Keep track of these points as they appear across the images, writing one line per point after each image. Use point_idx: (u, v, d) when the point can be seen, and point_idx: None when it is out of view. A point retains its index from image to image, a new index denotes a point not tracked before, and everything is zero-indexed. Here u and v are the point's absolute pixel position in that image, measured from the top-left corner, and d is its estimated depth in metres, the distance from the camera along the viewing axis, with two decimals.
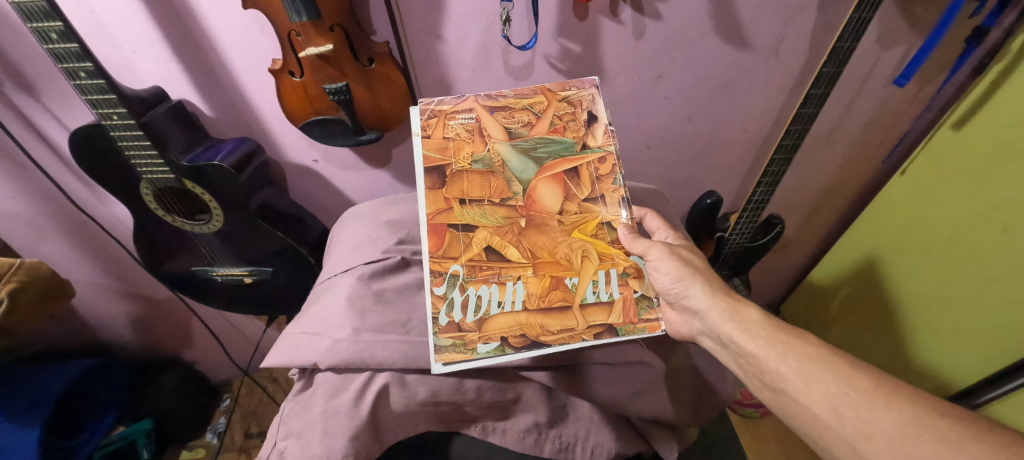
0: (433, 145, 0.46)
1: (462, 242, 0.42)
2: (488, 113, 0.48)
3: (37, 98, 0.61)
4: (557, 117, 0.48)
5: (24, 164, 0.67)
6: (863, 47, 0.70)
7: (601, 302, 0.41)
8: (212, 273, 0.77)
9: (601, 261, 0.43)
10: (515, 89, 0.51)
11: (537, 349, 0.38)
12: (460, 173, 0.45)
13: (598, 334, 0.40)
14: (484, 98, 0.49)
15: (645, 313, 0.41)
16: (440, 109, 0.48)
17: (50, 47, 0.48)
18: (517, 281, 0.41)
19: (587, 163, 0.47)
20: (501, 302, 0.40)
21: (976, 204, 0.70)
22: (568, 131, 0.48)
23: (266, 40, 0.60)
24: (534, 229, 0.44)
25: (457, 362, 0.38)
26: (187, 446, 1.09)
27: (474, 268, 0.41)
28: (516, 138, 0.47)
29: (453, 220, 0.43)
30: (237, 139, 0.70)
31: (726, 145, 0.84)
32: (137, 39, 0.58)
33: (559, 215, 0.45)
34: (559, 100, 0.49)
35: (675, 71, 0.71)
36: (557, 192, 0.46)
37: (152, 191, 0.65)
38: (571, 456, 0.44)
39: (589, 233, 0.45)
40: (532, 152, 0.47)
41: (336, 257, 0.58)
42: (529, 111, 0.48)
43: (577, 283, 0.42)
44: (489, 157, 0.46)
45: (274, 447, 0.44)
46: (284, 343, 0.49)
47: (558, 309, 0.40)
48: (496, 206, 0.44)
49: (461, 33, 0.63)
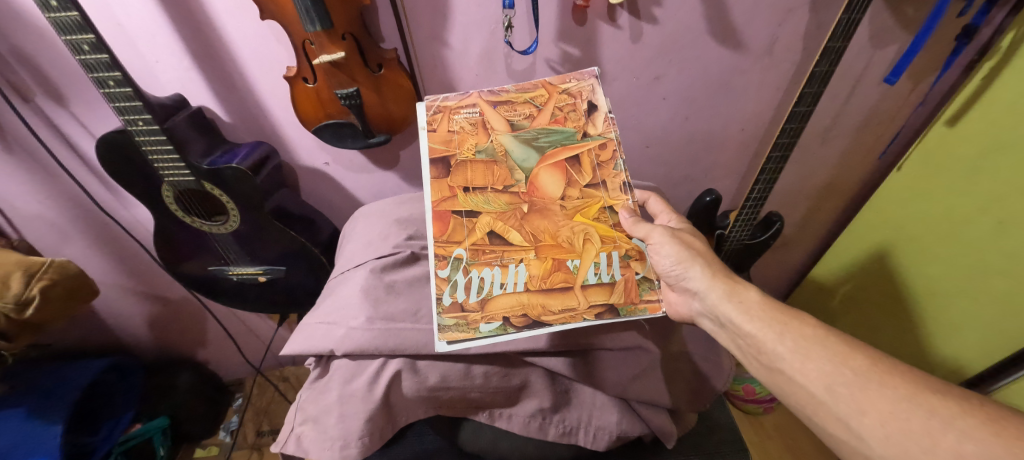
0: (438, 138, 0.49)
1: (466, 227, 0.45)
2: (491, 108, 0.52)
3: (65, 105, 0.64)
4: (558, 108, 0.51)
5: (52, 168, 0.71)
6: (855, 47, 0.72)
7: (602, 283, 0.43)
8: (228, 273, 0.80)
9: (603, 244, 0.46)
10: (517, 85, 0.54)
11: (537, 327, 0.40)
12: (464, 163, 0.48)
13: (599, 314, 0.41)
14: (487, 93, 0.53)
15: (647, 294, 0.43)
16: (445, 105, 0.51)
17: (82, 57, 0.52)
18: (520, 264, 0.44)
19: (587, 150, 0.49)
20: (503, 284, 0.43)
21: (973, 197, 0.71)
22: (569, 121, 0.50)
23: (281, 48, 0.63)
24: (536, 214, 0.47)
25: (461, 340, 0.39)
26: (201, 445, 1.11)
27: (478, 251, 0.44)
28: (519, 130, 0.50)
29: (457, 207, 0.46)
30: (252, 144, 0.73)
31: (725, 144, 0.86)
32: (161, 50, 0.61)
33: (561, 200, 0.48)
34: (559, 92, 0.52)
35: (672, 72, 0.73)
36: (559, 178, 0.48)
37: (173, 193, 0.68)
38: (574, 439, 0.47)
39: (590, 217, 0.47)
40: (534, 142, 0.50)
41: (348, 253, 0.61)
42: (530, 104, 0.51)
43: (578, 264, 0.44)
44: (492, 148, 0.49)
45: (293, 432, 0.47)
46: (302, 332, 0.51)
47: (560, 289, 0.43)
48: (498, 193, 0.47)
49: (466, 39, 0.66)
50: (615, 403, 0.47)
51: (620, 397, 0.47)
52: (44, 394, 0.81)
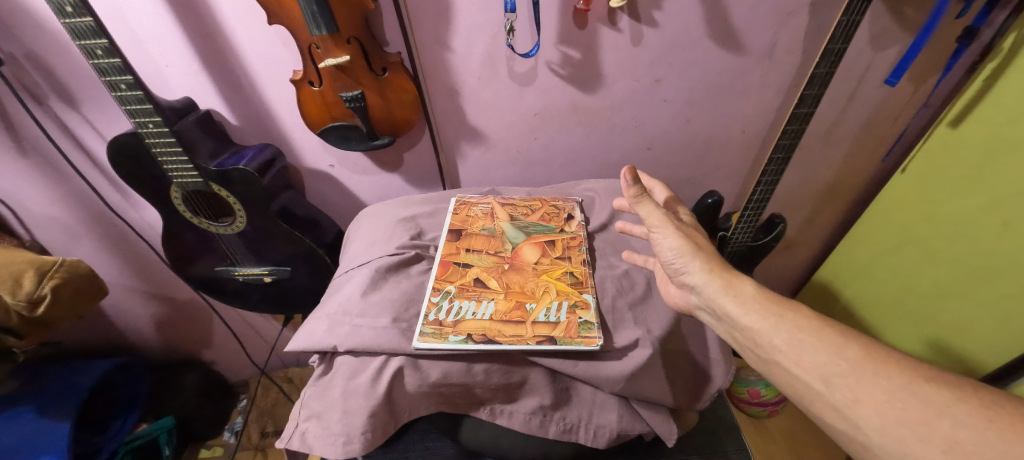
0: (458, 218, 0.62)
1: (459, 272, 0.53)
2: (501, 206, 0.65)
3: (78, 109, 0.66)
4: (547, 214, 0.63)
5: (63, 170, 0.73)
6: (855, 49, 0.72)
7: (548, 321, 0.48)
8: (234, 273, 0.81)
9: (558, 295, 0.51)
10: (524, 197, 0.68)
11: (490, 346, 0.45)
12: (471, 234, 0.59)
13: (540, 342, 0.46)
14: (501, 198, 0.67)
15: (585, 332, 0.47)
16: (468, 200, 0.66)
17: (96, 62, 0.53)
18: (490, 300, 0.50)
19: (562, 238, 0.59)
20: (474, 312, 0.48)
21: (976, 197, 0.71)
22: (552, 220, 0.62)
23: (287, 52, 0.65)
24: (513, 271, 0.54)
25: (432, 343, 0.45)
26: (205, 445, 1.12)
27: (464, 288, 0.51)
28: (517, 221, 0.62)
29: (458, 259, 0.55)
30: (259, 146, 0.74)
31: (726, 146, 0.86)
32: (171, 55, 0.63)
33: (535, 264, 0.55)
34: (551, 205, 0.65)
35: (672, 75, 0.74)
36: (537, 251, 0.57)
37: (181, 194, 0.69)
38: (575, 436, 0.47)
39: (554, 277, 0.53)
40: (524, 229, 0.60)
41: (353, 253, 0.62)
42: (528, 208, 0.65)
43: (533, 307, 0.49)
44: (494, 228, 0.60)
45: (296, 428, 0.47)
46: (305, 329, 0.52)
47: (515, 322, 0.47)
48: (490, 255, 0.56)
49: (469, 42, 0.67)
50: (615, 400, 0.47)
51: (621, 395, 0.47)
52: (52, 394, 0.82)
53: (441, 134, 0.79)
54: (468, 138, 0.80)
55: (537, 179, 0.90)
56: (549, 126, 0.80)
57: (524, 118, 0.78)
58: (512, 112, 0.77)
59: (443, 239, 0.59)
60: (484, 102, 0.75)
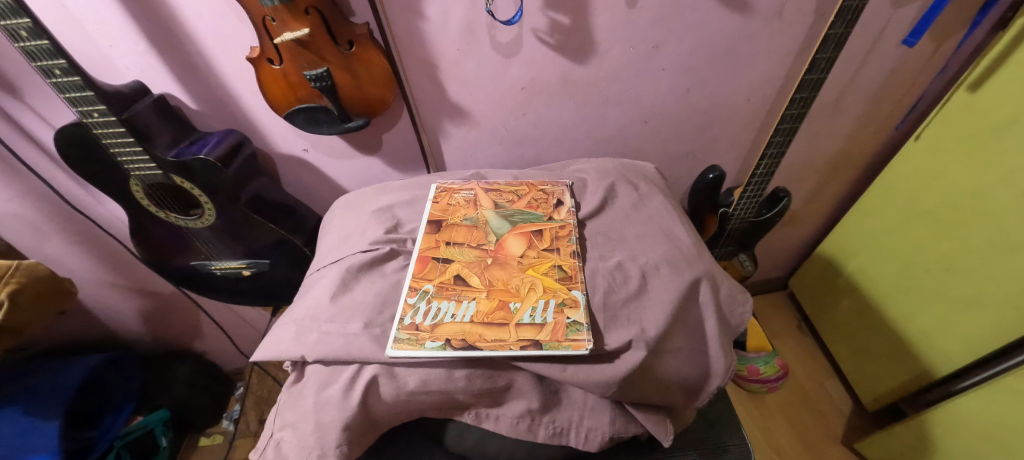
0: (438, 207, 0.57)
1: (439, 269, 0.49)
2: (484, 192, 0.60)
3: (19, 98, 0.60)
4: (534, 200, 0.59)
5: (15, 165, 0.68)
6: (875, 7, 0.65)
7: (533, 323, 0.44)
8: (212, 268, 0.78)
9: (544, 292, 0.47)
10: (509, 179, 0.63)
11: (472, 353, 0.42)
12: (452, 226, 0.55)
13: (524, 347, 0.42)
14: (484, 182, 0.62)
15: (573, 334, 0.43)
16: (450, 186, 0.61)
17: (22, 45, 0.47)
18: (471, 301, 0.46)
19: (550, 228, 0.54)
20: (454, 314, 0.45)
21: (996, 166, 0.66)
22: (539, 207, 0.57)
23: (242, 27, 0.58)
24: (497, 266, 0.50)
25: (406, 351, 0.42)
26: (205, 433, 1.13)
27: (443, 286, 0.47)
28: (501, 208, 0.57)
29: (437, 254, 0.51)
30: (223, 132, 0.68)
31: (728, 117, 0.80)
32: (113, 34, 0.56)
33: (520, 257, 0.51)
34: (538, 190, 0.60)
35: (671, 40, 0.67)
36: (522, 243, 0.52)
37: (142, 187, 0.65)
38: (565, 440, 0.44)
39: (540, 272, 0.49)
40: (509, 217, 0.56)
41: (325, 248, 0.57)
42: (513, 194, 0.60)
43: (518, 307, 0.45)
44: (476, 218, 0.56)
45: (271, 437, 0.45)
46: (273, 335, 0.48)
47: (497, 324, 0.44)
48: (472, 248, 0.52)
49: (444, 9, 0.60)
50: (607, 403, 0.44)
51: (614, 399, 0.44)
52: (38, 391, 0.79)
53: (420, 113, 0.73)
54: (450, 115, 0.74)
55: (526, 157, 0.84)
56: (537, 100, 0.74)
57: (511, 92, 0.72)
58: (496, 87, 0.71)
59: (421, 231, 0.54)
60: (465, 76, 0.69)
